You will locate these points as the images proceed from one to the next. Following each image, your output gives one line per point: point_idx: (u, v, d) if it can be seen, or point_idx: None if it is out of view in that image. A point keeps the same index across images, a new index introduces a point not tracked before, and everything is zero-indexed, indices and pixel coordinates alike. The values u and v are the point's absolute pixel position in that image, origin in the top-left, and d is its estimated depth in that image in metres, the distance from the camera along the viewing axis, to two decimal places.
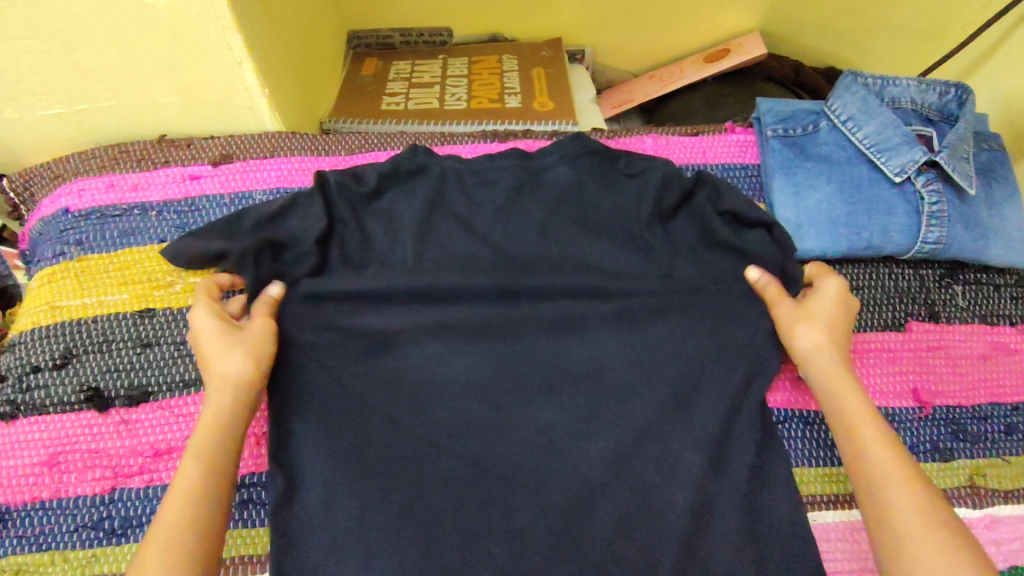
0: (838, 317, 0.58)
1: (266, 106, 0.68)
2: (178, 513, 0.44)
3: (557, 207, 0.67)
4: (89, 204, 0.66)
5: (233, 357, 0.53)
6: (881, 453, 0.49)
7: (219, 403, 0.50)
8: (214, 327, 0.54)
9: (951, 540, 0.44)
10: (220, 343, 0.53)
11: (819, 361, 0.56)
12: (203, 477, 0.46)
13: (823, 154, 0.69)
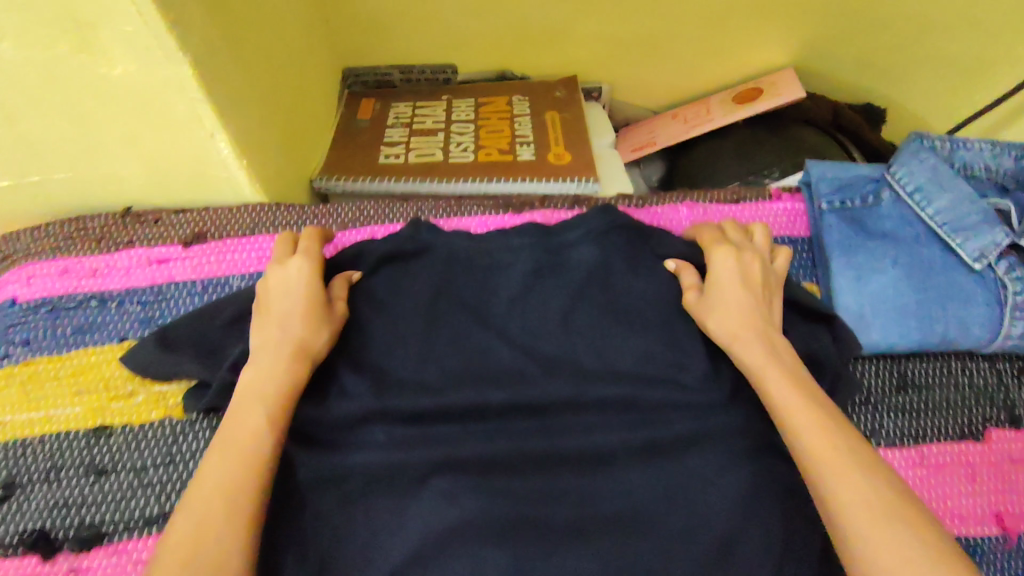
0: (745, 283, 0.53)
1: (245, 178, 0.59)
2: (225, 469, 0.42)
3: (583, 296, 0.57)
4: (39, 294, 0.57)
5: (307, 330, 0.50)
6: (810, 429, 0.43)
7: (288, 368, 0.47)
8: (305, 285, 0.52)
9: (905, 527, 0.38)
10: (304, 306, 0.50)
11: (743, 343, 0.50)
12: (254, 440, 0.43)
13: (886, 231, 0.61)
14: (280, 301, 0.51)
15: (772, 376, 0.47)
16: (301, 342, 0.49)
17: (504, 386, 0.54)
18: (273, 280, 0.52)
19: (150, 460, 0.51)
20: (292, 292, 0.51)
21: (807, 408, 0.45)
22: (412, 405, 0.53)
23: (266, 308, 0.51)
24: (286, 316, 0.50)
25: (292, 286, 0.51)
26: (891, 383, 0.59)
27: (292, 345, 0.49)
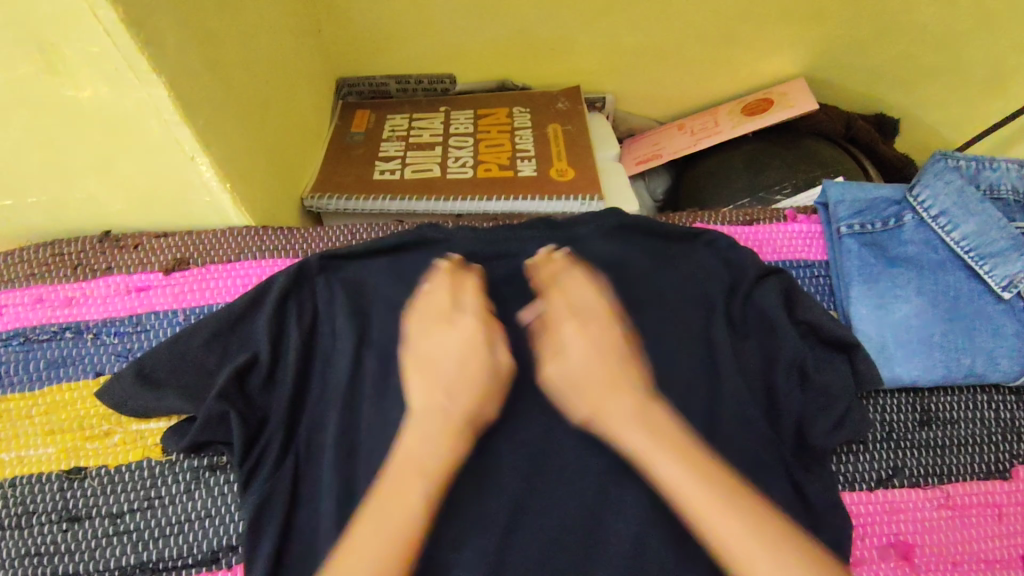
0: (604, 345, 0.50)
1: (230, 204, 0.55)
2: (416, 495, 0.44)
3: None
4: (12, 325, 0.54)
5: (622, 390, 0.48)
6: (676, 478, 0.44)
7: (446, 430, 0.47)
8: (610, 349, 0.50)
9: (788, 559, 0.39)
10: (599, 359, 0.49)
11: (619, 424, 0.46)
12: (436, 469, 0.45)
13: (909, 257, 0.57)
14: (601, 362, 0.49)
15: (611, 423, 0.46)
16: (477, 405, 0.48)
17: None
18: (581, 343, 0.50)
19: (126, 505, 0.48)
20: (593, 359, 0.49)
21: (678, 468, 0.44)
22: None
23: (564, 363, 0.49)
24: (460, 378, 0.48)
25: (458, 350, 0.49)
26: (915, 417, 0.55)
27: (460, 412, 0.47)
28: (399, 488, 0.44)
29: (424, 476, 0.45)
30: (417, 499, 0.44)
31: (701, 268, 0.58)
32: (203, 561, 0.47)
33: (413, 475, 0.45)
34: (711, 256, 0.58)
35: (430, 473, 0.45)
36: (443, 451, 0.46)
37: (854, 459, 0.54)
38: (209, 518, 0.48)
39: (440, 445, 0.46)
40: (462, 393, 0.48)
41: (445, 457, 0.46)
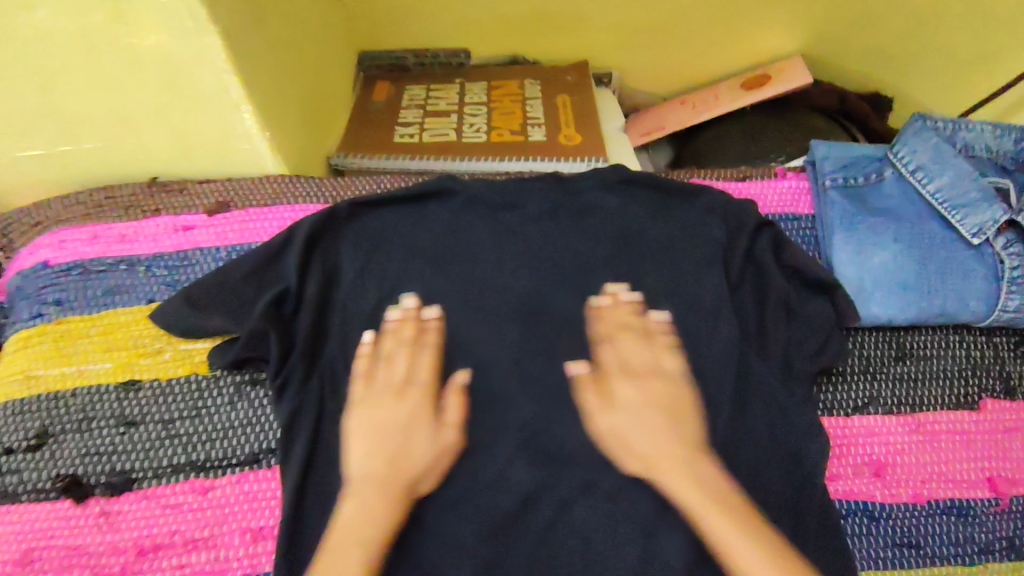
0: (660, 404, 0.53)
1: (268, 151, 0.61)
2: (354, 557, 0.45)
3: (593, 269, 0.61)
4: (70, 258, 0.59)
5: (423, 470, 0.51)
6: (743, 549, 0.45)
7: (388, 505, 0.48)
8: (411, 417, 0.53)
9: None
10: (416, 439, 0.52)
11: (662, 470, 0.50)
12: (374, 536, 0.47)
13: (888, 208, 0.62)
14: (390, 439, 0.52)
15: (665, 463, 0.50)
16: (409, 482, 0.50)
17: (516, 352, 0.57)
18: (376, 412, 0.53)
19: (177, 412, 0.54)
20: (392, 434, 0.52)
21: (725, 526, 0.47)
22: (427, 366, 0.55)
23: (379, 442, 0.51)
24: (398, 451, 0.51)
25: (395, 427, 0.52)
26: (891, 353, 0.60)
27: (404, 487, 0.50)
28: (337, 550, 0.45)
29: (365, 540, 0.46)
30: (359, 561, 0.45)
31: (694, 219, 0.63)
32: (245, 461, 0.53)
33: (355, 535, 0.46)
34: (704, 208, 0.63)
35: (372, 541, 0.47)
36: (381, 521, 0.48)
37: (832, 389, 0.59)
38: (250, 424, 0.54)
39: (381, 517, 0.48)
40: (388, 462, 0.50)
41: (384, 530, 0.47)
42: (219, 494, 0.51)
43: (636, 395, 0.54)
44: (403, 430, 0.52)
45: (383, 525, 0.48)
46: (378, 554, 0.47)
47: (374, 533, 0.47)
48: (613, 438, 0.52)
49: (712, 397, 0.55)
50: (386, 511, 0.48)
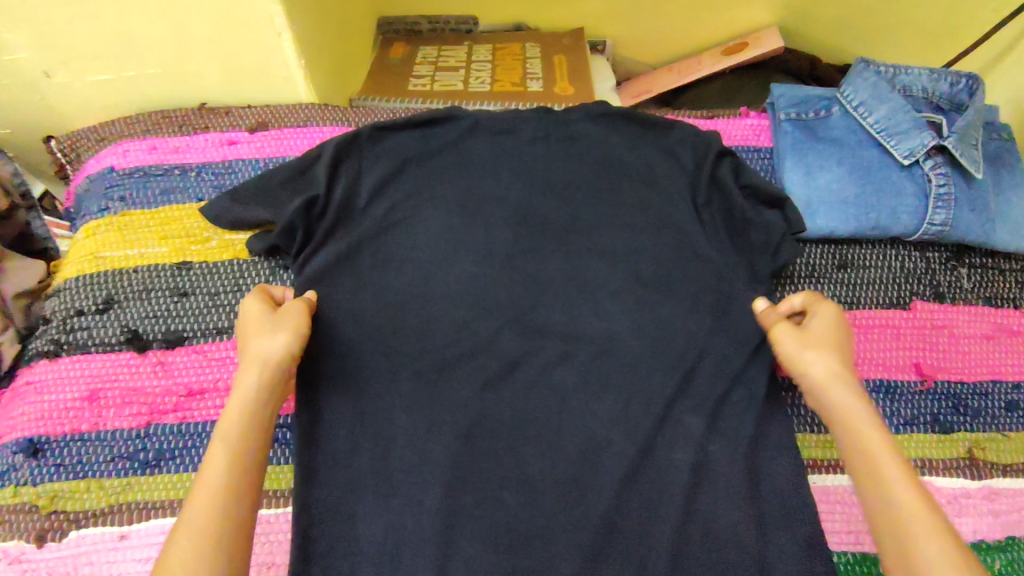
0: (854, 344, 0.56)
1: (302, 79, 0.73)
2: (222, 446, 0.47)
3: (576, 186, 0.70)
4: (133, 164, 0.70)
5: (266, 343, 0.53)
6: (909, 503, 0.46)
7: (245, 385, 0.51)
8: (246, 318, 0.55)
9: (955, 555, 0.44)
10: (252, 330, 0.54)
11: (834, 390, 0.53)
12: (244, 415, 0.49)
13: (834, 138, 0.72)
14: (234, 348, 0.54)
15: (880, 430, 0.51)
16: (258, 358, 0.52)
17: (508, 251, 0.67)
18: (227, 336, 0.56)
19: (221, 286, 0.64)
20: (239, 334, 0.54)
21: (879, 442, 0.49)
22: (434, 260, 0.66)
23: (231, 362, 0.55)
24: (245, 345, 0.53)
25: (238, 328, 0.54)
26: (834, 262, 0.70)
27: (247, 365, 0.51)
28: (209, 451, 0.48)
29: (236, 424, 0.48)
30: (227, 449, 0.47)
31: (668, 147, 0.72)
32: None
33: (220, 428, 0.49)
34: (676, 139, 0.72)
35: (237, 425, 0.48)
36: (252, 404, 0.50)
37: (781, 290, 0.69)
38: None
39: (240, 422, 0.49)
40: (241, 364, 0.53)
41: (254, 409, 0.49)
42: None
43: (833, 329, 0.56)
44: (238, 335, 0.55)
45: (250, 409, 0.49)
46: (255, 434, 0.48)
47: (240, 417, 0.49)
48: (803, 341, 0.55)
49: (673, 291, 0.66)
50: (248, 392, 0.50)
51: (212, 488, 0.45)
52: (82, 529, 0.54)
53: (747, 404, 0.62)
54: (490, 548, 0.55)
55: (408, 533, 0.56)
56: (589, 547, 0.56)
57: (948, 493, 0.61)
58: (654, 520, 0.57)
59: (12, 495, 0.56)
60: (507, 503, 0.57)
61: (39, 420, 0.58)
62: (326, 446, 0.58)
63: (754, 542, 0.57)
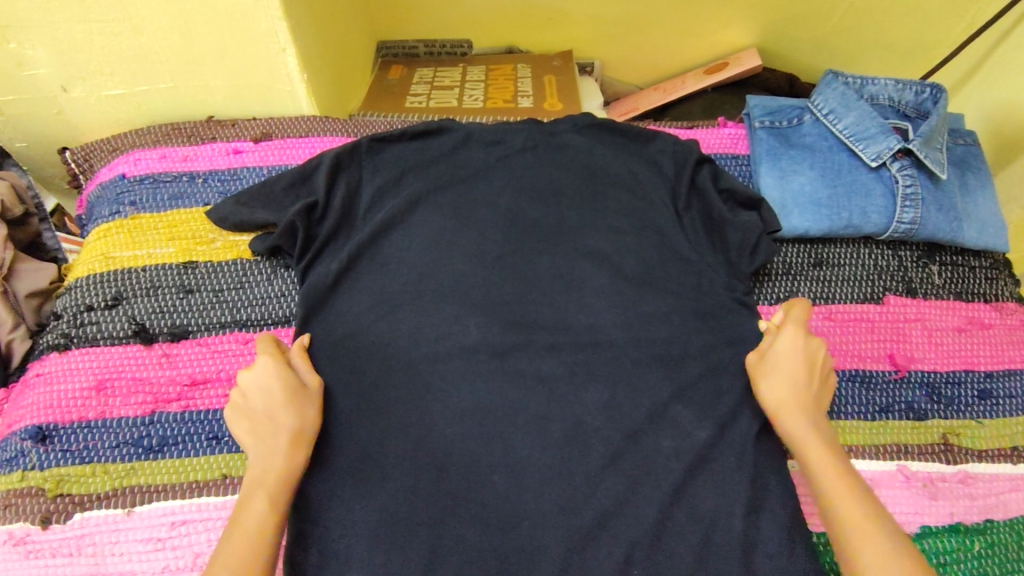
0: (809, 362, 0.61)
1: (304, 91, 0.77)
2: (263, 507, 0.52)
3: (563, 191, 0.74)
4: (143, 171, 0.74)
5: (302, 415, 0.58)
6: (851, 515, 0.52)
7: (285, 454, 0.55)
8: (277, 378, 0.59)
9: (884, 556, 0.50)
10: (284, 394, 0.58)
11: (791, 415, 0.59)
12: (281, 482, 0.54)
13: (806, 144, 0.76)
14: (259, 403, 0.58)
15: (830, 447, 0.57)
16: (295, 427, 0.57)
17: (499, 250, 0.70)
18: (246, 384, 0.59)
19: (225, 284, 0.67)
20: (271, 395, 0.58)
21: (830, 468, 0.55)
22: (427, 257, 0.69)
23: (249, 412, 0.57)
24: (275, 409, 0.57)
25: (274, 387, 0.58)
26: (810, 260, 0.73)
27: (287, 435, 0.56)
28: (244, 508, 0.52)
29: (275, 491, 0.53)
30: (267, 511, 0.52)
31: (649, 156, 0.76)
32: (278, 322, 0.66)
33: (257, 490, 0.53)
34: (657, 148, 0.77)
35: (279, 492, 0.53)
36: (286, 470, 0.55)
37: (759, 287, 0.72)
38: (282, 296, 0.67)
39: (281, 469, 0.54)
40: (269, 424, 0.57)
41: (289, 474, 0.55)
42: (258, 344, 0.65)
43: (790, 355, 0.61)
44: (265, 390, 0.58)
45: (284, 473, 0.54)
46: (287, 497, 0.54)
47: (281, 485, 0.54)
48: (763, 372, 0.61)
49: (656, 288, 0.69)
50: (287, 460, 0.55)
51: (257, 536, 0.51)
52: (86, 511, 0.56)
53: (728, 395, 0.65)
54: (478, 529, 0.57)
55: (400, 514, 0.57)
56: (577, 528, 0.58)
57: (925, 477, 0.62)
58: (641, 502, 0.59)
59: (20, 479, 0.58)
60: (498, 485, 0.59)
61: (48, 408, 0.60)
62: (324, 433, 0.61)
63: (739, 523, 0.58)
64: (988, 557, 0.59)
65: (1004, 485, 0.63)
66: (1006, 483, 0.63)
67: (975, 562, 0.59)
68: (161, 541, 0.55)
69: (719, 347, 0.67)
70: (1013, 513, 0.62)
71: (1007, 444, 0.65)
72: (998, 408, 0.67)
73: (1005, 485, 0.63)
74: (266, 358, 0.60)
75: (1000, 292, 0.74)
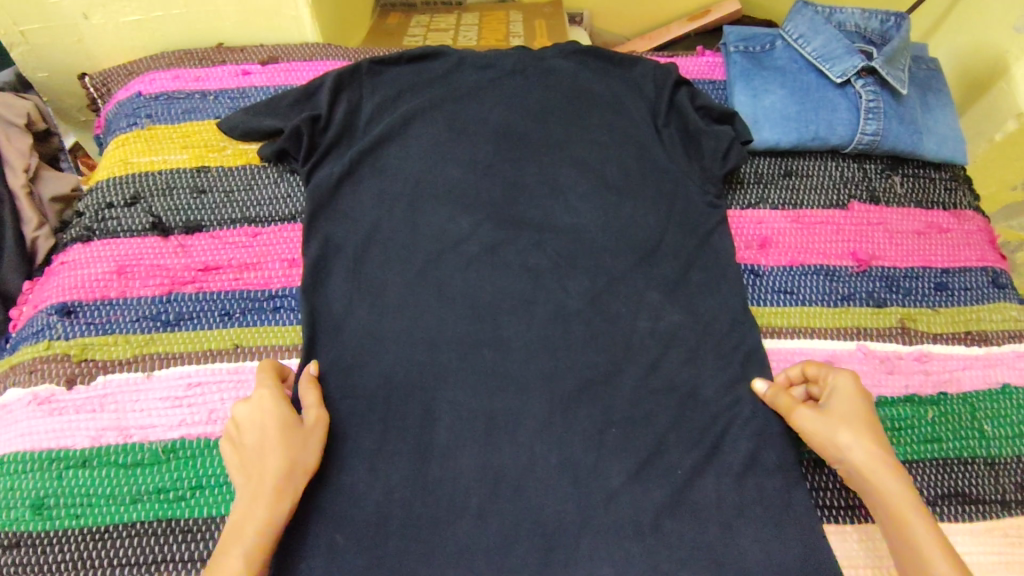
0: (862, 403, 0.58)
1: (308, 17, 0.83)
2: (237, 561, 0.49)
3: (551, 107, 0.79)
4: (158, 90, 0.79)
5: (295, 456, 0.55)
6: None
7: (270, 503, 0.52)
8: (273, 412, 0.56)
9: None
10: (278, 436, 0.55)
11: (874, 470, 0.54)
12: (262, 532, 0.50)
13: (778, 67, 0.81)
14: (250, 439, 0.55)
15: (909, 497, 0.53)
16: (286, 470, 0.54)
17: (489, 158, 0.75)
18: (239, 419, 0.56)
19: (235, 186, 0.73)
20: (265, 431, 0.55)
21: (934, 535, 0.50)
22: (422, 163, 0.74)
23: (240, 448, 0.55)
24: (266, 449, 0.54)
25: (268, 425, 0.55)
26: (780, 171, 0.78)
27: (275, 481, 0.53)
28: (218, 563, 0.49)
29: (254, 546, 0.50)
30: (242, 567, 0.48)
31: (631, 78, 0.81)
32: (284, 219, 0.71)
33: (234, 543, 0.49)
34: (638, 74, 0.81)
35: (256, 544, 0.50)
36: (270, 524, 0.51)
37: (731, 193, 0.77)
38: (289, 196, 0.73)
39: (264, 515, 0.51)
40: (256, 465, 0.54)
41: (271, 528, 0.51)
42: (265, 237, 0.70)
43: (846, 401, 0.58)
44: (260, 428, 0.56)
45: (266, 525, 0.51)
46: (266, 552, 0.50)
47: (260, 537, 0.50)
48: (829, 423, 0.57)
49: (635, 192, 0.74)
50: (272, 508, 0.52)
51: None
52: (109, 375, 0.61)
53: (701, 286, 0.70)
54: (469, 394, 0.62)
55: (396, 382, 0.63)
56: (559, 394, 0.63)
57: (881, 355, 0.68)
58: (619, 373, 0.64)
59: (46, 347, 0.62)
60: (488, 357, 0.64)
61: (72, 288, 0.65)
62: (328, 313, 0.66)
63: (708, 391, 0.64)
64: (939, 422, 0.64)
65: (958, 363, 0.68)
66: (960, 362, 0.68)
67: (926, 428, 0.64)
68: (178, 399, 0.60)
69: (693, 243, 0.72)
70: (966, 388, 0.67)
71: (961, 329, 0.70)
72: (953, 299, 0.72)
73: (959, 363, 0.68)
74: (263, 391, 0.57)
75: (959, 200, 0.79)
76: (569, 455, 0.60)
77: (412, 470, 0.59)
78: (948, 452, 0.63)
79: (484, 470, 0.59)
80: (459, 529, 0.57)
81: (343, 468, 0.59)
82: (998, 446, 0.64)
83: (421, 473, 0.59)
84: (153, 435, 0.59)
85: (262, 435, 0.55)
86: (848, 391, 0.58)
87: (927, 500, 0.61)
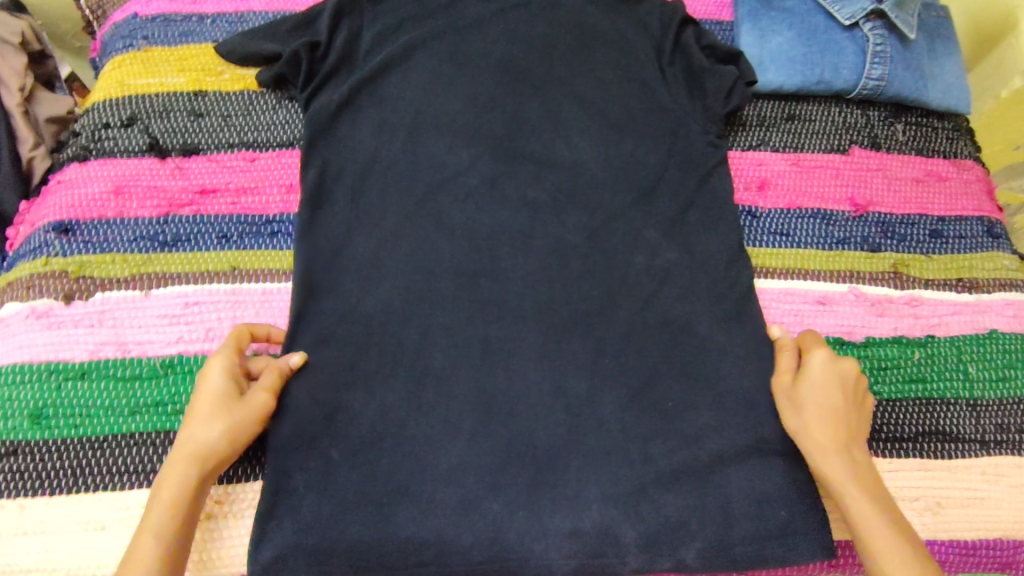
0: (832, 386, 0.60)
1: None
2: (151, 537, 0.51)
3: (555, 40, 0.77)
4: (154, 11, 0.77)
5: (214, 431, 0.55)
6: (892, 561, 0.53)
7: (176, 474, 0.53)
8: (210, 384, 0.56)
9: None
10: (208, 410, 0.55)
11: (824, 456, 0.58)
12: (176, 507, 0.52)
13: (786, 8, 0.79)
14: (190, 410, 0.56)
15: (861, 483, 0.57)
16: (203, 445, 0.54)
17: (491, 90, 0.74)
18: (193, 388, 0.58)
19: (233, 110, 0.72)
20: (199, 403, 0.56)
21: (878, 521, 0.55)
22: (422, 93, 0.73)
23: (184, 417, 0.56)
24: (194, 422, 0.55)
25: (202, 397, 0.56)
26: (783, 114, 0.78)
27: (192, 455, 0.54)
28: (138, 538, 0.51)
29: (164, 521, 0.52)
30: (156, 542, 0.51)
31: (638, 14, 0.79)
32: (282, 145, 0.71)
33: (148, 517, 0.52)
34: (644, 10, 0.80)
35: (169, 520, 0.52)
36: (184, 498, 0.53)
37: (732, 135, 0.76)
38: (287, 122, 0.72)
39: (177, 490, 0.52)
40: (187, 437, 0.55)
41: (181, 502, 0.52)
42: (263, 162, 0.70)
43: (814, 386, 0.60)
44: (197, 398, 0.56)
45: (180, 500, 0.52)
46: (182, 526, 0.52)
47: (174, 512, 0.52)
48: (791, 406, 0.60)
49: (637, 130, 0.73)
50: (187, 482, 0.53)
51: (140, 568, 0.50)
52: (107, 291, 0.62)
53: (699, 224, 0.69)
54: (465, 322, 0.63)
55: (393, 309, 0.63)
56: (554, 325, 0.63)
57: (872, 297, 0.69)
58: (613, 307, 0.65)
59: (44, 263, 0.63)
60: (485, 287, 0.65)
61: (70, 207, 0.65)
62: (326, 239, 0.66)
63: (701, 326, 0.64)
64: (924, 363, 0.66)
65: (947, 308, 0.69)
66: (950, 307, 0.69)
67: (911, 368, 0.65)
68: (176, 317, 0.62)
69: (694, 182, 0.71)
70: (954, 332, 0.68)
71: (953, 276, 0.71)
72: (946, 246, 0.73)
73: (948, 308, 0.69)
74: (216, 362, 0.57)
75: (960, 150, 0.79)
76: (562, 383, 0.61)
77: (407, 393, 0.60)
78: (932, 392, 0.64)
79: (477, 394, 0.60)
80: (452, 450, 0.59)
81: (340, 389, 0.60)
82: (980, 388, 0.65)
83: (416, 396, 0.60)
84: (151, 351, 0.60)
85: (198, 407, 0.56)
86: (819, 375, 0.60)
87: (908, 437, 0.63)
